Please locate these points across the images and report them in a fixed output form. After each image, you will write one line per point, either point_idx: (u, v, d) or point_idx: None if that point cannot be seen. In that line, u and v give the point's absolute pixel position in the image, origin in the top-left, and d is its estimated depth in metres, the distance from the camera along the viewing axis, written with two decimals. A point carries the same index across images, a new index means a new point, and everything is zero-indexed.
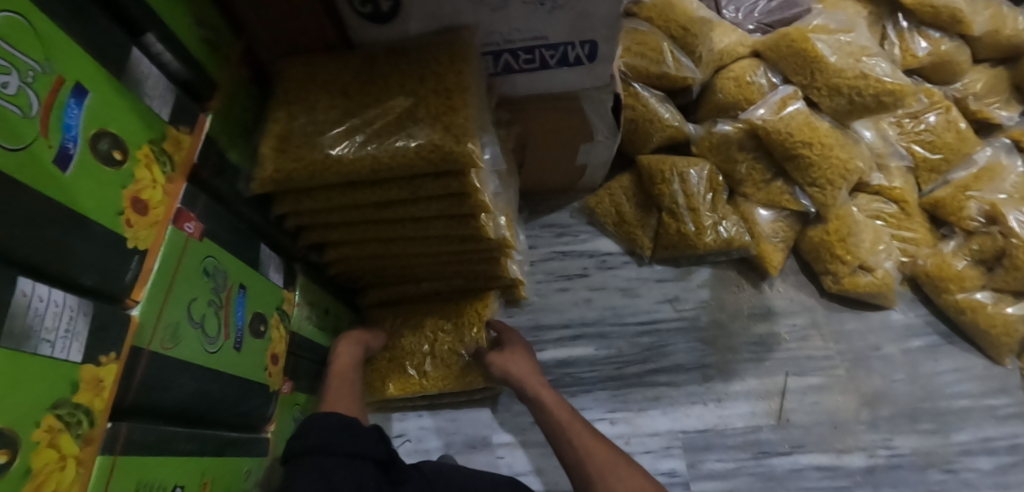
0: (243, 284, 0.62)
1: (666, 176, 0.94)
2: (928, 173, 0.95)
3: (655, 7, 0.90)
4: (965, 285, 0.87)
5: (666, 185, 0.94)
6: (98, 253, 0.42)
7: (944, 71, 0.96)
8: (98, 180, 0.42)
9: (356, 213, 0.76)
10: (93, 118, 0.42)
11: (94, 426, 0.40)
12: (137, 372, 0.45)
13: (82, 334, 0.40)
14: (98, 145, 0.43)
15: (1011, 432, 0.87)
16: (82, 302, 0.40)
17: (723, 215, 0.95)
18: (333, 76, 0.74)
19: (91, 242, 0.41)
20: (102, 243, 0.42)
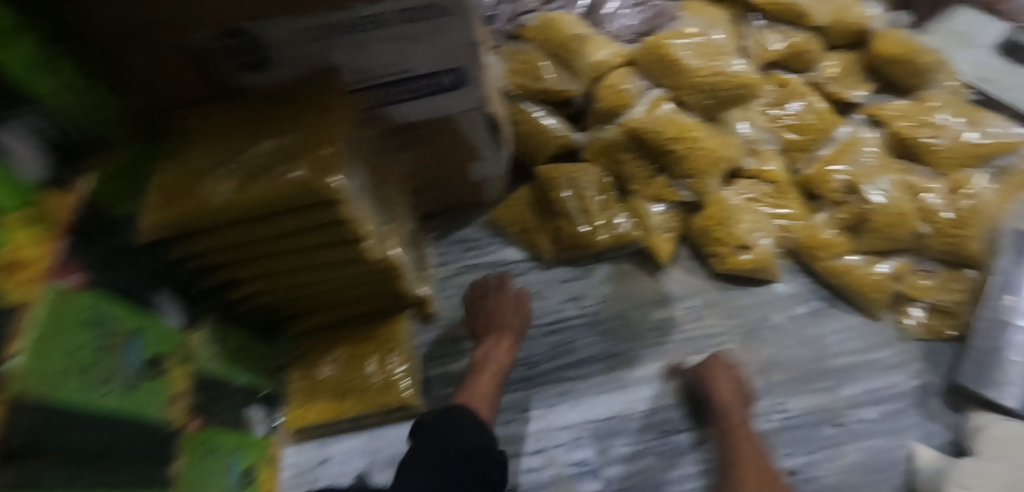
0: (138, 331, 0.72)
1: (556, 184, 1.07)
2: (798, 153, 1.09)
3: (537, 29, 1.13)
4: (835, 251, 1.00)
5: (556, 192, 1.07)
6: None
7: (801, 60, 1.12)
8: None
9: (247, 250, 0.81)
10: None
11: None
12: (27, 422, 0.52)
13: None
14: None
15: (893, 381, 0.94)
16: None
17: (614, 213, 1.06)
18: (212, 123, 0.78)
19: None
20: None
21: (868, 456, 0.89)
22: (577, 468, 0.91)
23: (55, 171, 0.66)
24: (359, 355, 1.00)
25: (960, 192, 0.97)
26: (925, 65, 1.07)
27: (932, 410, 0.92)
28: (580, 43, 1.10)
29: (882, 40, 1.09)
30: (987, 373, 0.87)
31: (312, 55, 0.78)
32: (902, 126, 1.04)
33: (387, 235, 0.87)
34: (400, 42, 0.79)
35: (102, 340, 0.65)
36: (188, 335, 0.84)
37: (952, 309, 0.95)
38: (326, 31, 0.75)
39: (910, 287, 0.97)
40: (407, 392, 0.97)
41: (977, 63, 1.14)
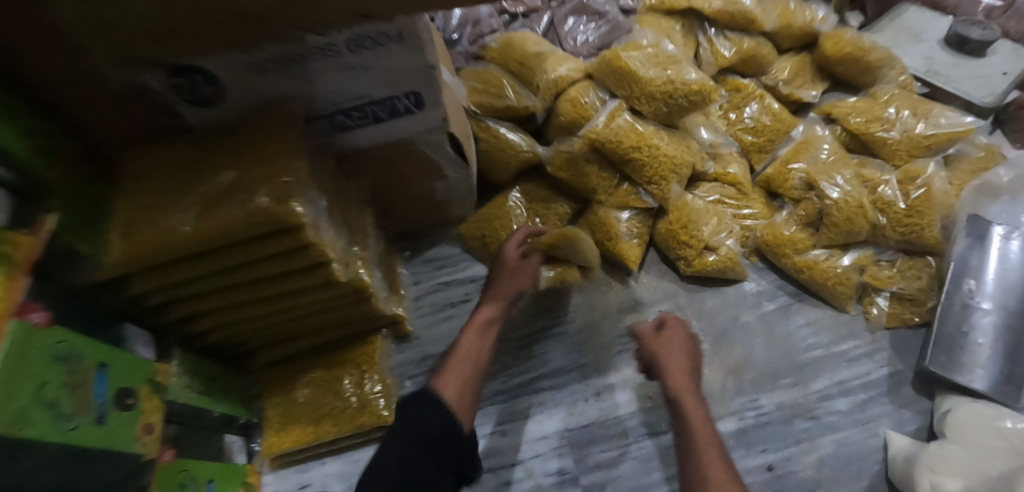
0: (103, 363, 0.75)
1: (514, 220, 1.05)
2: (758, 153, 1.13)
3: (497, 49, 1.14)
4: (798, 248, 1.01)
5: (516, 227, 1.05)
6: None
7: (754, 64, 1.15)
8: None
9: (210, 282, 0.82)
10: None
11: None
12: None
13: None
14: None
15: (863, 371, 0.95)
16: None
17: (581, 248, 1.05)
18: (167, 160, 0.79)
19: None
20: None
21: (841, 448, 0.90)
22: (557, 478, 0.92)
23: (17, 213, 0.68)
24: (335, 379, 1.01)
25: (912, 182, 0.98)
26: (873, 62, 1.09)
27: (903, 397, 0.93)
28: (540, 59, 1.11)
29: (830, 41, 1.12)
30: (954, 357, 0.89)
31: (265, 87, 0.79)
32: (854, 123, 1.05)
33: (353, 258, 0.88)
34: (352, 70, 0.81)
35: (65, 375, 0.68)
36: (162, 364, 0.87)
37: (916, 296, 0.97)
38: (277, 64, 0.75)
39: (873, 278, 0.99)
40: (384, 411, 0.99)
41: (925, 57, 1.17)
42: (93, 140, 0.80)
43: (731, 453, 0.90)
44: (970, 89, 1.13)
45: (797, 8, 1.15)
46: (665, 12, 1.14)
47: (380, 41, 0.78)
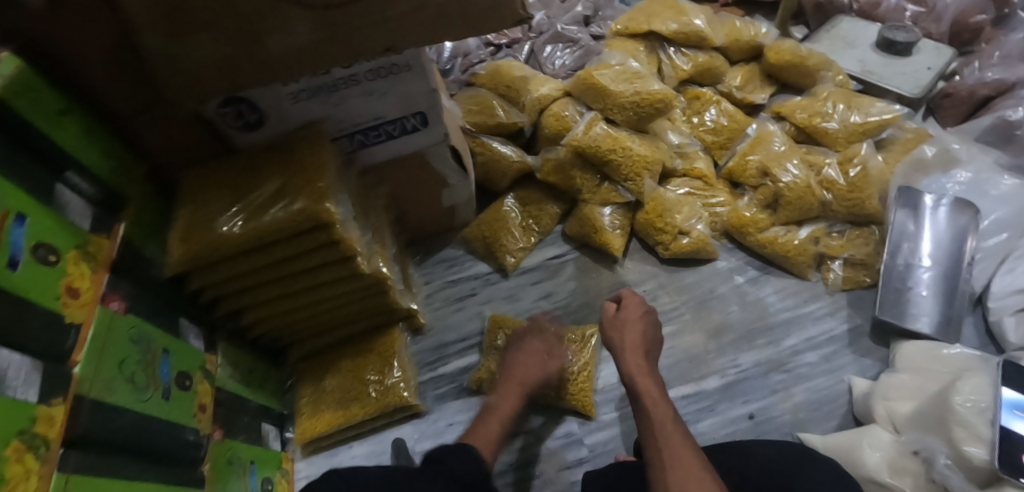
0: (166, 349, 0.87)
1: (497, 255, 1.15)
2: (720, 150, 1.28)
3: (486, 76, 1.32)
4: (760, 226, 1.16)
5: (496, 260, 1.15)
6: (47, 326, 0.66)
7: (710, 74, 1.33)
8: (40, 275, 0.67)
9: (255, 278, 0.95)
10: (33, 234, 0.67)
11: (50, 449, 0.62)
12: (81, 412, 0.67)
13: (38, 382, 0.63)
14: (38, 252, 0.68)
15: (827, 328, 1.08)
16: (34, 362, 0.64)
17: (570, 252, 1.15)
18: (219, 176, 0.94)
19: (37, 315, 0.65)
20: (45, 318, 0.66)
21: (813, 394, 1.02)
22: (564, 440, 1.04)
23: (99, 219, 0.82)
24: (360, 368, 1.12)
25: (850, 163, 1.13)
26: (811, 66, 1.27)
27: (863, 346, 1.06)
28: (524, 82, 1.29)
29: (771, 51, 1.30)
30: (901, 308, 1.03)
31: (301, 112, 0.96)
32: (799, 118, 1.22)
33: (375, 254, 1.02)
34: (370, 95, 0.97)
35: (138, 354, 0.80)
36: (208, 355, 0.98)
37: (866, 260, 1.11)
38: (311, 93, 0.92)
39: (827, 247, 1.13)
40: (405, 393, 1.10)
41: (859, 60, 1.34)
42: (157, 163, 0.96)
43: (717, 405, 1.02)
44: (900, 83, 1.29)
45: (743, 25, 1.34)
46: (629, 37, 1.34)
47: (393, 70, 0.94)
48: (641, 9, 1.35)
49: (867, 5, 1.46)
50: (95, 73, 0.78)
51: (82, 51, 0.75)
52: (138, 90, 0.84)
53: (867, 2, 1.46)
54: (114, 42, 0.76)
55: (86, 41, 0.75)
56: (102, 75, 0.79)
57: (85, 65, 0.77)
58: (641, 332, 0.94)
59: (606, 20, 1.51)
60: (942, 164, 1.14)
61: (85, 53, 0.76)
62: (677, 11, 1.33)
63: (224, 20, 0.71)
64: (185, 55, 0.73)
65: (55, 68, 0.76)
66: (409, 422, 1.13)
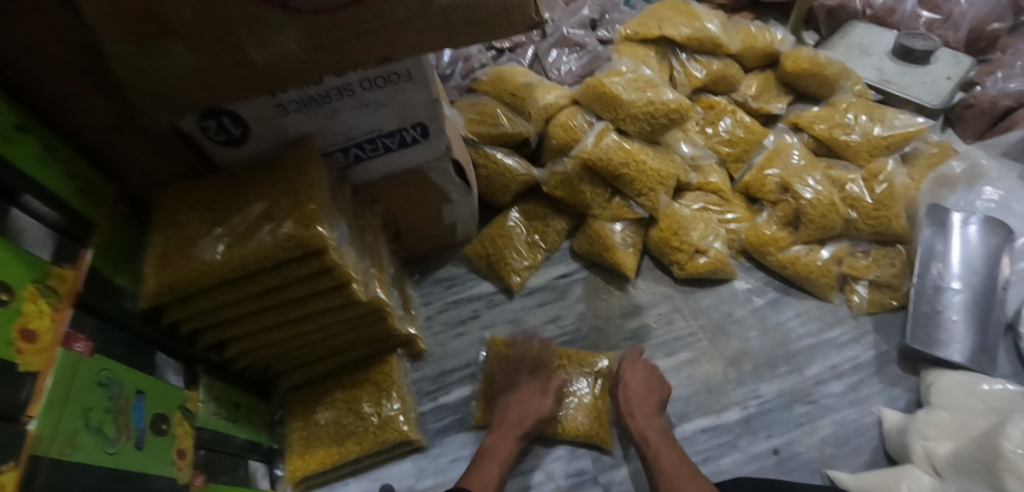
0: (139, 390, 0.79)
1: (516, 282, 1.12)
2: (735, 163, 1.22)
3: (488, 82, 1.23)
4: (780, 245, 1.10)
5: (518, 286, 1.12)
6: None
7: (724, 83, 1.27)
8: None
9: (239, 308, 0.86)
10: None
11: None
12: (38, 477, 0.58)
13: None
14: None
15: (852, 355, 1.03)
16: None
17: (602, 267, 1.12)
18: (198, 197, 0.85)
19: None
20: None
21: (840, 427, 0.96)
22: (577, 479, 0.98)
23: (63, 248, 0.72)
24: (355, 400, 1.04)
25: (876, 180, 1.07)
26: (831, 76, 1.20)
27: (891, 375, 1.00)
28: (529, 89, 1.20)
29: (789, 59, 1.24)
30: (931, 335, 0.97)
31: (289, 125, 0.87)
32: (819, 130, 1.15)
33: (371, 278, 0.94)
34: (366, 107, 0.89)
35: (108, 400, 0.72)
36: (191, 392, 0.91)
37: (892, 282, 1.05)
38: (301, 104, 0.84)
39: (851, 268, 1.07)
40: (405, 427, 1.02)
41: (876, 68, 1.29)
42: (130, 183, 0.87)
43: (739, 440, 0.96)
44: (920, 94, 1.24)
45: (757, 31, 1.28)
46: (639, 42, 1.26)
47: (391, 79, 0.86)
48: (651, 13, 1.28)
49: (881, 12, 1.40)
50: (57, 82, 0.69)
51: (41, 61, 0.67)
52: (106, 103, 0.74)
53: (881, 8, 1.40)
54: (76, 48, 0.67)
55: (42, 47, 0.66)
56: (64, 85, 0.70)
57: (44, 73, 0.68)
58: (645, 383, 0.97)
59: (614, 24, 1.44)
60: (968, 180, 1.09)
61: (40, 60, 0.67)
62: (690, 15, 1.25)
63: (202, 30, 0.62)
64: (158, 68, 0.65)
65: (8, 76, 0.67)
66: (408, 457, 1.06)
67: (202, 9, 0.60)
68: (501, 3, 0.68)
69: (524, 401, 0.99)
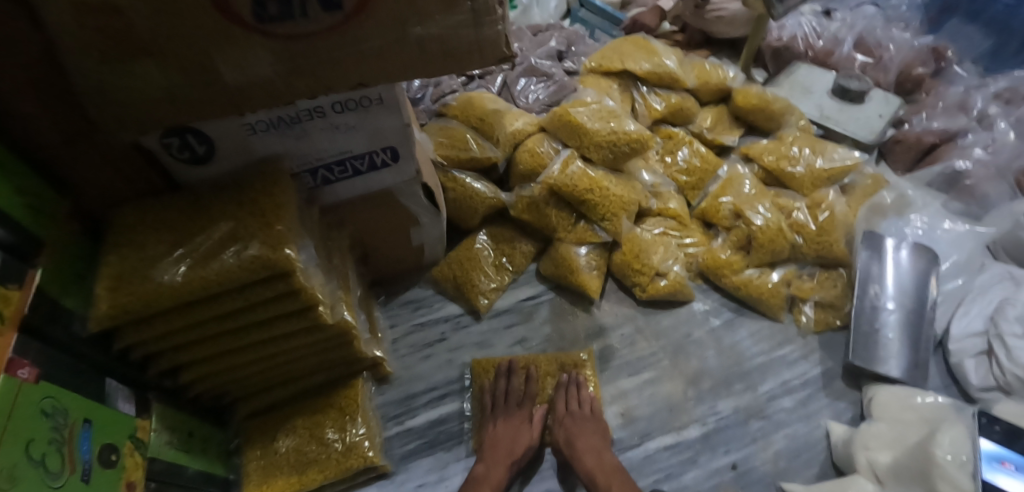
0: (87, 419, 0.75)
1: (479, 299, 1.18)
2: (692, 191, 1.30)
3: (457, 107, 1.26)
4: (734, 268, 1.16)
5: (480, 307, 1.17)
6: None
7: (683, 115, 1.35)
8: None
9: (197, 332, 0.83)
10: None
11: None
12: None
13: None
14: None
15: (801, 372, 1.09)
16: None
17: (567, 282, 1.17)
18: (156, 215, 0.81)
19: None
20: None
21: (792, 441, 1.01)
22: None
23: (11, 268, 0.68)
24: (318, 425, 1.02)
25: (818, 208, 1.17)
26: (777, 111, 1.31)
27: (836, 390, 1.07)
28: (498, 115, 1.24)
29: (741, 95, 1.34)
30: (871, 352, 1.04)
31: (259, 146, 0.86)
32: (768, 161, 1.24)
33: (339, 301, 0.93)
34: (337, 129, 0.89)
35: (52, 430, 0.67)
36: (143, 420, 0.87)
37: (835, 303, 1.13)
38: (270, 125, 0.84)
39: (798, 289, 1.15)
40: (370, 453, 1.00)
41: (817, 105, 1.41)
42: (82, 199, 0.83)
43: (699, 456, 1.00)
44: (855, 130, 1.36)
45: (711, 68, 1.38)
46: (603, 74, 1.33)
47: (363, 103, 0.87)
48: (614, 48, 1.36)
49: (821, 54, 1.56)
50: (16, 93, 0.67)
51: None
52: (62, 115, 0.71)
53: (821, 50, 1.56)
54: (37, 62, 0.65)
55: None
56: (14, 94, 0.67)
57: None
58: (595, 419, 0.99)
59: (580, 56, 1.52)
60: (897, 208, 1.20)
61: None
62: (649, 52, 1.33)
63: (172, 46, 0.61)
64: (122, 83, 0.63)
65: None
66: (373, 484, 1.04)
67: (171, 30, 0.59)
68: (474, 36, 0.69)
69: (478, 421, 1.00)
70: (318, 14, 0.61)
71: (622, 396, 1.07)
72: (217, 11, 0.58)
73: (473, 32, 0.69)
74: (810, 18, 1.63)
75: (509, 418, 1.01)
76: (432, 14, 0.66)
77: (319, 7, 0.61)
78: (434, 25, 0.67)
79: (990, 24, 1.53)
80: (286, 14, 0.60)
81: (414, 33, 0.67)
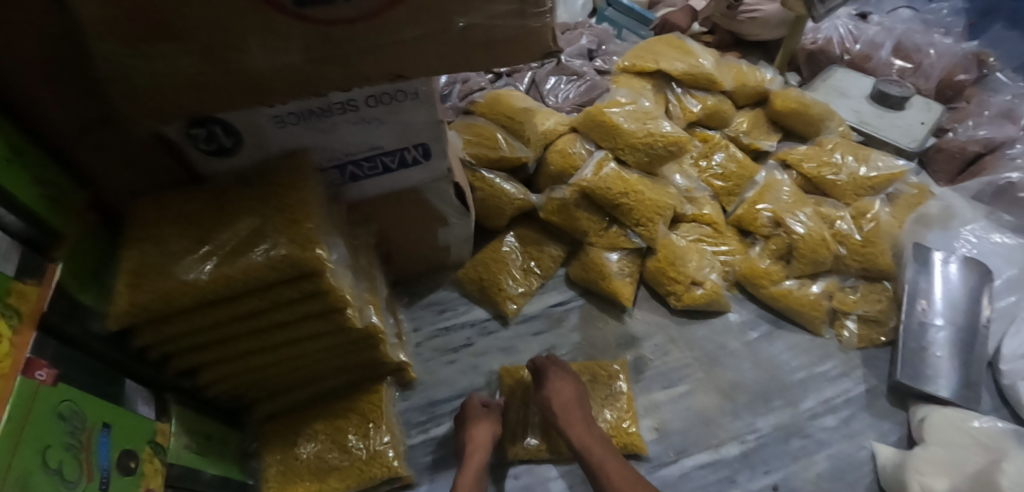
0: (105, 423, 0.70)
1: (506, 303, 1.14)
2: (727, 197, 1.25)
3: (485, 104, 1.22)
4: (773, 278, 1.11)
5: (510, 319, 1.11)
6: None
7: (718, 118, 1.30)
8: None
9: (220, 332, 0.78)
10: None
11: None
12: None
13: None
14: None
15: (843, 389, 1.05)
16: None
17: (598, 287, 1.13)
18: (179, 208, 0.77)
19: None
20: None
21: (836, 462, 0.97)
22: None
23: (28, 262, 0.64)
24: (340, 431, 0.98)
25: (863, 217, 1.12)
26: (816, 115, 1.26)
27: (880, 409, 1.02)
28: (528, 114, 1.20)
29: (778, 98, 1.29)
30: (918, 370, 0.99)
31: (287, 138, 0.82)
32: (807, 168, 1.19)
33: (366, 303, 0.89)
34: (368, 123, 0.85)
35: (68, 436, 0.63)
36: (161, 423, 0.83)
37: (879, 317, 1.08)
38: (300, 117, 0.79)
39: (841, 302, 1.10)
40: (393, 462, 0.96)
41: (855, 111, 1.36)
42: (103, 189, 0.79)
43: (737, 475, 0.96)
44: (897, 137, 1.31)
45: (748, 71, 1.34)
46: (636, 74, 1.29)
47: (397, 97, 0.82)
48: (646, 47, 1.31)
49: (858, 58, 1.51)
50: (38, 77, 0.63)
51: (14, 51, 0.60)
52: (85, 100, 0.67)
53: (858, 54, 1.52)
54: (61, 44, 0.61)
55: (22, 32, 0.59)
56: (35, 76, 0.62)
57: (12, 60, 0.61)
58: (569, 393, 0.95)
59: (610, 55, 1.48)
60: (943, 221, 1.15)
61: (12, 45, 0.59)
62: (685, 52, 1.29)
63: (204, 30, 0.56)
64: (151, 69, 0.58)
65: None
66: None
67: (204, 13, 0.54)
68: (519, 27, 0.64)
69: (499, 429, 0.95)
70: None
71: (656, 409, 1.03)
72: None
73: (519, 23, 0.63)
74: (847, 21, 1.59)
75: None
76: (478, 3, 0.60)
77: None
78: (477, 15, 0.61)
79: None
80: None
81: (457, 24, 0.61)
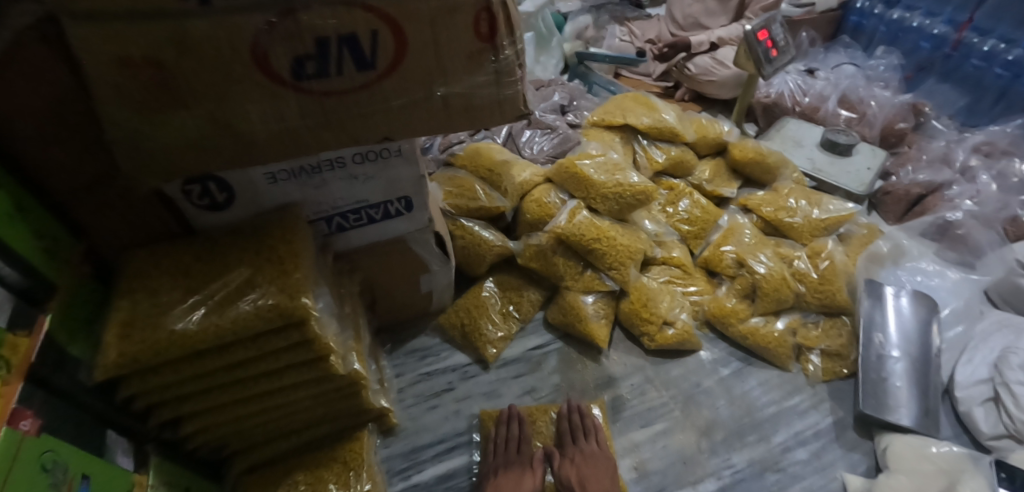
0: (85, 475, 0.70)
1: (484, 346, 1.18)
2: (695, 240, 1.33)
3: (466, 157, 1.29)
4: (740, 316, 1.17)
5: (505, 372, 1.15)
6: None
7: (683, 167, 1.38)
8: None
9: (206, 382, 0.80)
10: None
11: None
12: None
13: None
14: None
15: (812, 421, 1.09)
16: None
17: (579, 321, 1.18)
18: (171, 260, 0.80)
19: None
20: None
21: None
22: None
23: (21, 313, 0.66)
24: (320, 482, 0.97)
25: (818, 256, 1.19)
26: (773, 163, 1.36)
27: (848, 440, 1.07)
28: (506, 166, 1.26)
29: (736, 148, 1.39)
30: (881, 401, 1.04)
31: (278, 194, 0.87)
32: (766, 212, 1.28)
33: (350, 351, 0.91)
34: (355, 179, 0.90)
35: (50, 487, 0.63)
36: (140, 475, 0.83)
37: (841, 351, 1.14)
38: (290, 174, 0.84)
39: (805, 338, 1.16)
40: None
41: (809, 159, 1.47)
42: (96, 243, 0.82)
43: None
44: (847, 182, 1.41)
45: (708, 123, 1.45)
46: (606, 128, 1.38)
47: (382, 155, 0.88)
48: (615, 103, 1.42)
49: (808, 109, 1.64)
50: (46, 141, 0.67)
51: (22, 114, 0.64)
52: (86, 162, 0.71)
53: (808, 106, 1.65)
54: (67, 109, 0.65)
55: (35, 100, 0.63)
56: (41, 139, 0.67)
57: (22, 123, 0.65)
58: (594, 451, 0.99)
59: (581, 110, 1.60)
60: (894, 257, 1.25)
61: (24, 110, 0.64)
62: (650, 108, 1.39)
63: (207, 98, 0.61)
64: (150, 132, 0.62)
65: None
66: None
67: (206, 81, 0.59)
68: (496, 94, 0.71)
69: (527, 478, 0.96)
70: (351, 72, 0.63)
71: (635, 448, 1.06)
72: (256, 65, 0.60)
73: (494, 90, 0.70)
74: (796, 77, 1.73)
75: (511, 468, 0.98)
76: (458, 74, 0.67)
77: (353, 66, 0.63)
78: (459, 85, 0.68)
79: (963, 83, 1.65)
80: (322, 71, 0.62)
81: (437, 93, 0.68)
